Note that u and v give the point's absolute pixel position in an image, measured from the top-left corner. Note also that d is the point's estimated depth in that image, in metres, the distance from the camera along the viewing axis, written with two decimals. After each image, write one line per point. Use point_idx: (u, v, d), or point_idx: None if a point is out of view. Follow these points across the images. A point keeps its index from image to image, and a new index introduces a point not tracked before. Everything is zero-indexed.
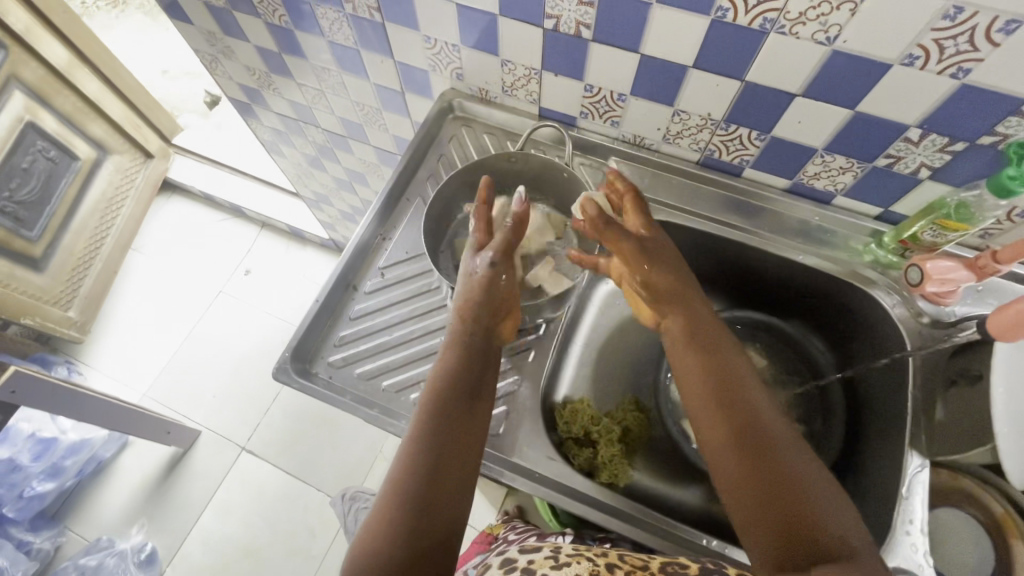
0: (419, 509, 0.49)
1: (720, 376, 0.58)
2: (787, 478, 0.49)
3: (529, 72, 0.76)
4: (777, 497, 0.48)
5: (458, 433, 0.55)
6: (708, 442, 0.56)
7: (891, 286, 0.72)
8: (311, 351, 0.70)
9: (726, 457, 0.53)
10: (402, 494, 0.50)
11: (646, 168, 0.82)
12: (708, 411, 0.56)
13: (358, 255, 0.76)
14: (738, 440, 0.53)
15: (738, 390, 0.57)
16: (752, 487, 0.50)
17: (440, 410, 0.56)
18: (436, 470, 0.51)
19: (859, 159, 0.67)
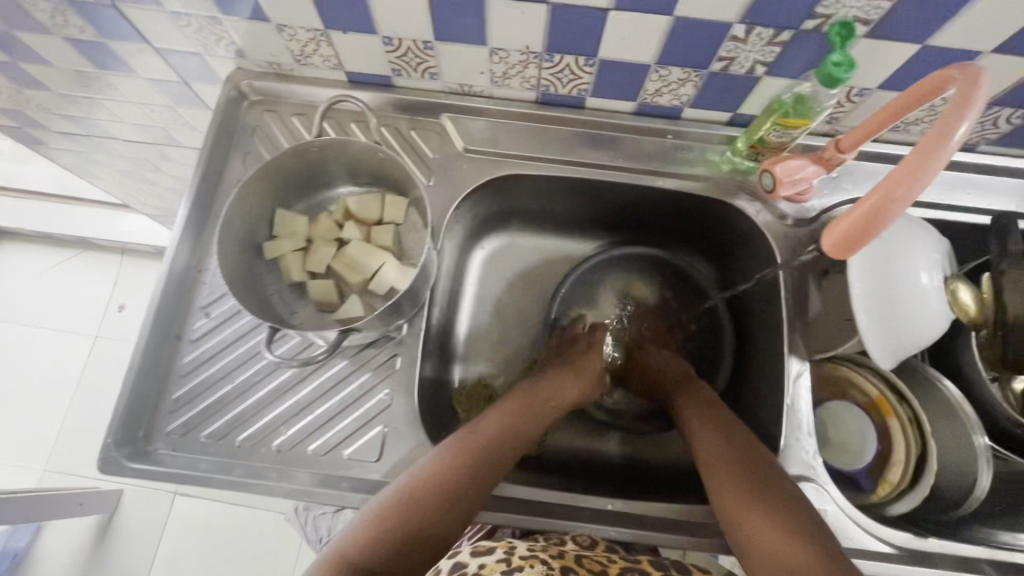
0: (426, 519, 0.53)
1: (731, 436, 0.61)
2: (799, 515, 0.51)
3: (313, 34, 0.63)
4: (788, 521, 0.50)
5: (494, 468, 0.58)
6: (723, 489, 0.55)
7: (752, 192, 0.70)
8: (143, 426, 0.60)
9: (738, 494, 0.54)
10: (427, 485, 0.55)
11: (484, 118, 0.72)
12: (728, 456, 0.58)
13: (173, 299, 0.64)
14: (751, 476, 0.55)
15: (745, 444, 0.59)
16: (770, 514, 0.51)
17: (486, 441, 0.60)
18: (465, 484, 0.56)
19: (694, 67, 0.61)
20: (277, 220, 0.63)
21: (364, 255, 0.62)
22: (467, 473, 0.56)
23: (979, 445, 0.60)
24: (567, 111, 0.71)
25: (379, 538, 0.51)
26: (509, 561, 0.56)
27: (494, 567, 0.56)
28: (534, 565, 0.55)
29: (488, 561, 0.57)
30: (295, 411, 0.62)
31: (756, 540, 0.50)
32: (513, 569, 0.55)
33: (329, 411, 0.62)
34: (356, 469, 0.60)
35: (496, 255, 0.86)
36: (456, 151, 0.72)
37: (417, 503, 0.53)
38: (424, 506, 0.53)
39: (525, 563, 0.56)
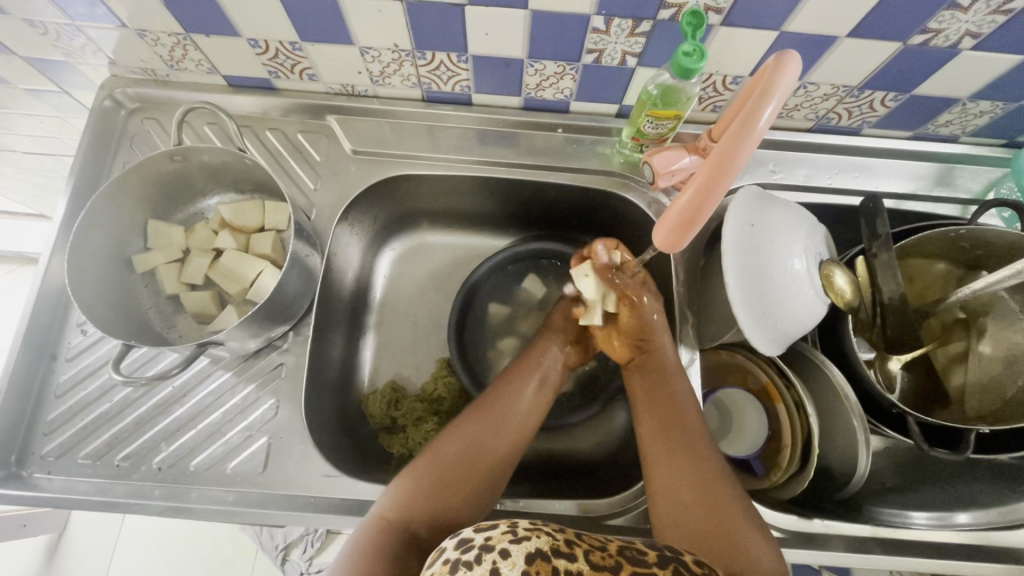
0: (459, 490, 0.54)
1: (677, 423, 0.58)
2: (716, 479, 0.53)
3: (178, 39, 0.61)
4: (697, 484, 0.52)
5: (512, 443, 0.59)
6: (663, 468, 0.55)
7: (644, 183, 0.69)
8: (15, 451, 0.58)
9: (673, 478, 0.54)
10: (450, 460, 0.56)
11: (373, 118, 0.71)
12: (659, 415, 0.59)
13: (47, 318, 0.62)
14: (677, 438, 0.56)
15: (673, 400, 0.60)
16: (687, 476, 0.53)
17: (505, 413, 0.60)
18: (482, 457, 0.57)
19: (566, 61, 0.60)
20: (150, 232, 0.62)
21: (239, 264, 0.61)
22: (493, 450, 0.57)
23: (857, 426, 0.60)
24: (455, 108, 0.71)
25: (414, 502, 0.52)
26: (516, 531, 0.41)
27: (501, 537, 0.40)
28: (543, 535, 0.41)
29: (493, 533, 0.40)
30: (176, 427, 0.60)
31: (666, 506, 0.52)
32: (521, 538, 0.40)
33: (212, 424, 0.60)
34: (239, 482, 0.58)
35: (405, 255, 0.84)
36: (345, 154, 0.70)
37: (461, 462, 0.56)
38: (459, 472, 0.55)
39: (531, 533, 0.41)
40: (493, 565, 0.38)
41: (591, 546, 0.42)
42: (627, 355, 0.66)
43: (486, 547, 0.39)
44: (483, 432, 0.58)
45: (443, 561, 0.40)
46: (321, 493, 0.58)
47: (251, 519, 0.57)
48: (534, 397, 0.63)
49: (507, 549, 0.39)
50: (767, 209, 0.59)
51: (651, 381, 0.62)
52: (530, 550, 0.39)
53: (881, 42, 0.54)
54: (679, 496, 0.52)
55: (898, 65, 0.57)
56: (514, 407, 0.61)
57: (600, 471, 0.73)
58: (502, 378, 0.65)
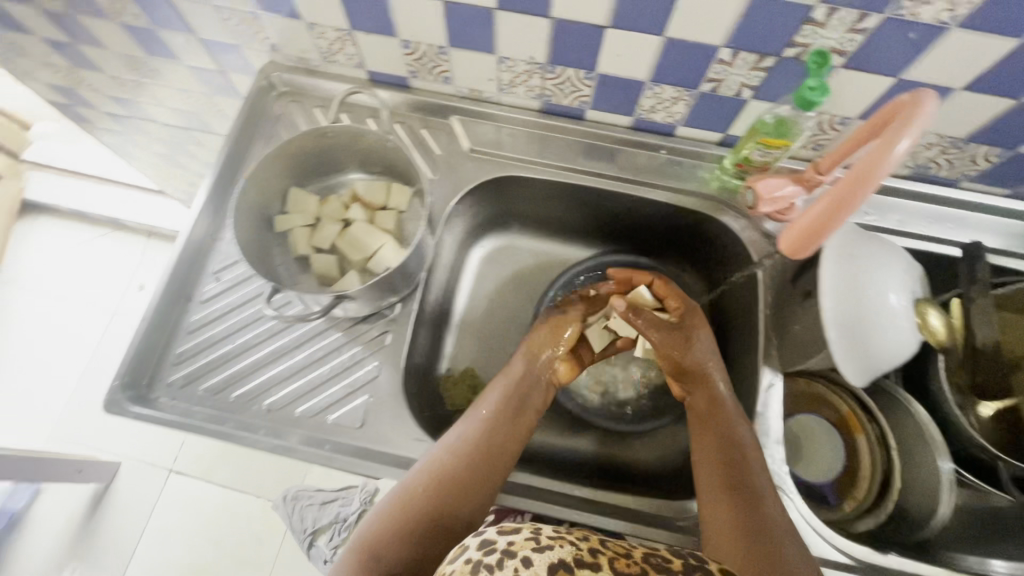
0: (431, 512, 0.55)
1: (730, 457, 0.59)
2: (764, 517, 0.54)
3: (341, 34, 0.69)
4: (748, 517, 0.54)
5: (483, 456, 0.60)
6: (716, 500, 0.57)
7: (739, 209, 0.73)
8: (147, 375, 0.64)
9: (721, 506, 0.56)
10: (415, 492, 0.57)
11: (490, 121, 0.78)
12: (712, 450, 0.61)
13: (188, 263, 0.69)
14: (732, 473, 0.58)
15: (729, 434, 0.62)
16: (738, 510, 0.55)
17: (469, 438, 0.61)
18: (451, 481, 0.57)
19: (685, 87, 0.65)
20: (289, 199, 0.68)
21: (366, 235, 0.67)
22: (468, 459, 0.59)
23: (943, 470, 0.60)
24: (568, 122, 0.76)
25: (387, 536, 0.53)
26: (538, 540, 0.42)
27: (524, 544, 0.41)
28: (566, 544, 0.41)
29: (517, 539, 0.42)
30: (287, 375, 0.65)
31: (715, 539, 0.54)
32: (543, 548, 0.41)
33: (320, 377, 0.65)
34: (338, 433, 0.63)
35: (494, 254, 0.89)
36: (462, 151, 0.77)
37: (428, 488, 0.57)
38: (426, 494, 0.56)
39: (554, 542, 0.42)
40: (514, 572, 0.39)
41: (616, 552, 0.42)
42: (685, 393, 0.70)
43: (507, 552, 0.40)
44: (460, 442, 0.61)
45: (465, 561, 0.41)
46: (412, 454, 0.62)
47: (347, 467, 0.61)
48: (489, 420, 0.64)
49: (529, 557, 0.40)
50: (869, 243, 0.61)
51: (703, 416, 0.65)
52: (551, 561, 0.39)
53: (995, 98, 0.57)
54: (730, 529, 0.53)
55: (1008, 122, 0.59)
56: (452, 441, 0.61)
57: (662, 482, 0.75)
58: (478, 399, 0.67)
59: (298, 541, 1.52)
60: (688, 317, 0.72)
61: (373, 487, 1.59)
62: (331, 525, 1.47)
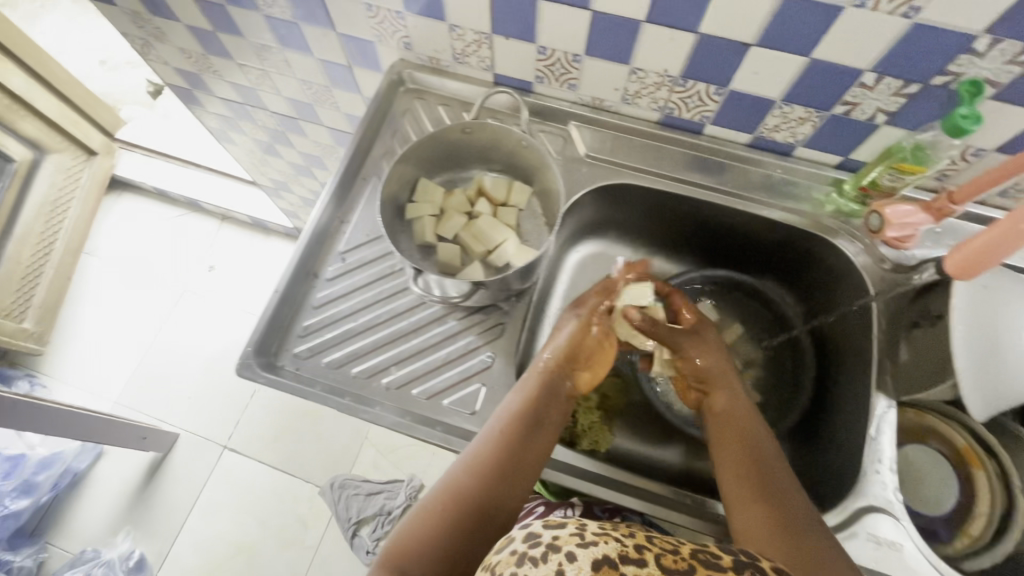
0: (459, 519, 0.53)
1: (754, 462, 0.58)
2: (788, 512, 0.52)
3: (480, 37, 0.72)
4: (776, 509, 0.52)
5: (509, 460, 0.58)
6: (746, 499, 0.55)
7: (853, 233, 0.73)
8: (275, 344, 0.67)
9: (755, 507, 0.53)
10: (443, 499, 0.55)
11: (606, 130, 0.80)
12: (734, 452, 0.60)
13: (316, 242, 0.72)
14: (753, 468, 0.57)
15: (757, 442, 0.61)
16: (758, 504, 0.53)
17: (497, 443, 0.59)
18: (481, 488, 0.55)
19: (817, 108, 0.66)
20: (418, 188, 0.71)
21: (491, 229, 0.69)
22: (500, 445, 0.58)
23: None
24: (684, 135, 0.78)
25: (416, 540, 0.52)
26: (585, 534, 0.36)
27: (570, 540, 0.36)
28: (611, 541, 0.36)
29: (562, 532, 0.37)
30: (405, 355, 0.67)
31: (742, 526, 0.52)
32: (588, 543, 0.35)
33: (436, 361, 0.67)
34: (452, 417, 0.65)
35: (591, 258, 0.91)
36: (578, 156, 0.80)
37: (458, 493, 0.55)
38: (456, 500, 0.54)
39: (600, 538, 0.36)
40: (558, 567, 0.34)
41: (662, 547, 0.36)
42: (698, 400, 0.71)
43: (552, 546, 0.36)
44: (495, 430, 0.60)
45: (510, 552, 0.37)
46: None
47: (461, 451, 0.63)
48: (520, 425, 0.61)
49: (573, 552, 0.35)
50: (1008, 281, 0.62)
51: (723, 423, 0.65)
52: (596, 556, 0.34)
53: None
54: (757, 521, 0.52)
55: None
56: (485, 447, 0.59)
57: None
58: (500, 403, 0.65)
59: (342, 530, 1.54)
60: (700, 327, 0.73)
61: (418, 482, 1.60)
62: (375, 516, 1.52)
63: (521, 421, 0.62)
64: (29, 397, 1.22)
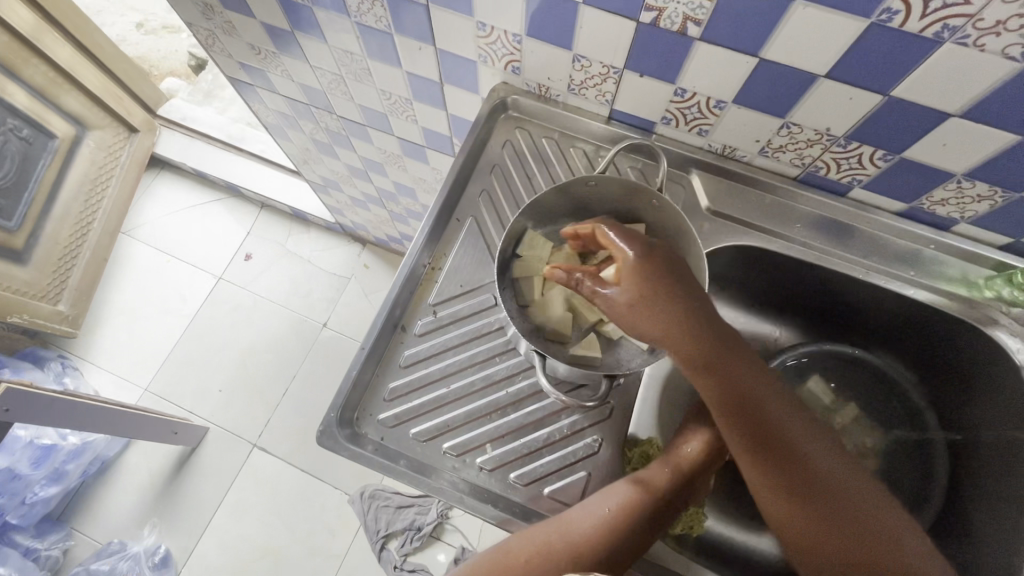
0: None
1: (791, 466, 0.52)
2: (842, 506, 0.51)
3: (606, 71, 0.63)
4: (830, 508, 0.52)
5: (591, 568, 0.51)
6: (796, 512, 0.52)
7: (1016, 327, 0.64)
8: (358, 409, 0.60)
9: (804, 519, 0.52)
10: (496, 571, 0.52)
11: (734, 182, 0.71)
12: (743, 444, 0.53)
13: (405, 291, 0.64)
14: (773, 458, 0.52)
15: (779, 430, 0.53)
16: (811, 514, 0.52)
17: (576, 538, 0.52)
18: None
19: (1006, 187, 0.56)
20: (526, 240, 0.63)
21: None
22: (583, 546, 0.52)
23: None
24: (823, 196, 0.68)
25: None
26: None
27: None
28: None
29: None
30: (503, 432, 0.60)
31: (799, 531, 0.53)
32: None
33: (538, 441, 0.60)
34: (554, 509, 0.58)
35: None
36: (699, 209, 0.71)
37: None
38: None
39: None
40: None
41: None
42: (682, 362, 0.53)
43: None
44: (585, 527, 0.53)
45: None
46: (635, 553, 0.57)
47: None
48: (613, 536, 0.53)
49: None
50: None
51: (732, 412, 0.53)
52: None
53: None
54: (805, 526, 0.52)
55: None
56: (562, 535, 0.52)
57: None
58: (605, 488, 0.56)
59: (370, 542, 1.51)
60: (651, 262, 0.52)
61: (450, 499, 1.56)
62: (405, 530, 1.50)
63: (621, 531, 0.53)
64: (66, 394, 1.18)
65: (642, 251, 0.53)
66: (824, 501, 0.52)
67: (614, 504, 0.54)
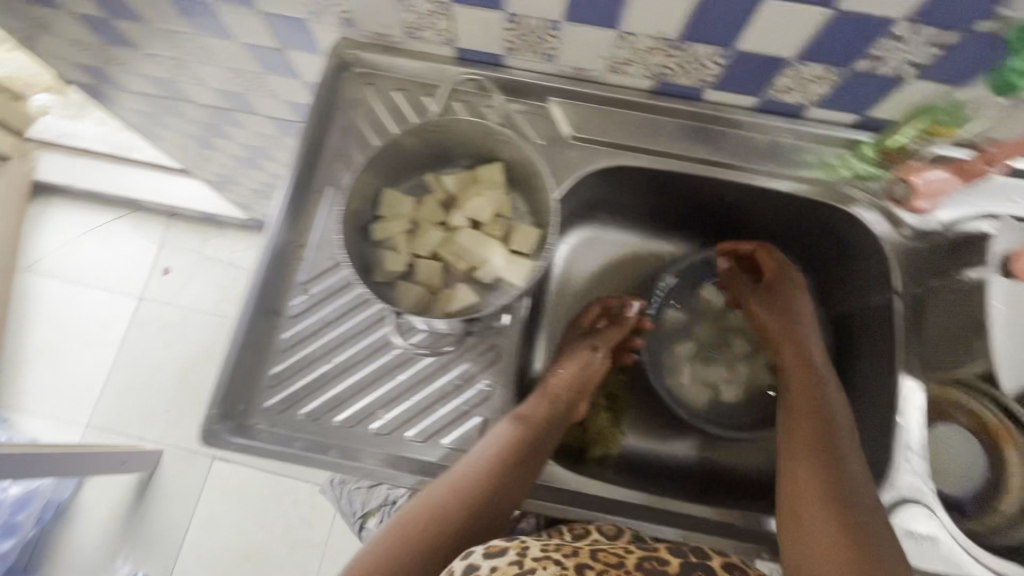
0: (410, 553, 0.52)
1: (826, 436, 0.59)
2: (849, 491, 0.55)
3: (434, 8, 0.60)
4: (829, 498, 0.54)
5: (488, 506, 0.54)
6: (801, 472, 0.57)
7: (872, 200, 0.66)
8: (242, 401, 0.59)
9: (805, 477, 0.56)
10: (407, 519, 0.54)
11: (593, 105, 0.69)
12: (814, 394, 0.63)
13: (270, 274, 0.62)
14: (819, 445, 0.58)
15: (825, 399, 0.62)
16: (833, 475, 0.56)
17: (473, 476, 0.55)
18: (445, 522, 0.53)
19: (836, 65, 0.57)
20: (383, 201, 0.61)
21: (475, 244, 0.60)
22: (480, 481, 0.54)
23: None
24: (679, 104, 0.68)
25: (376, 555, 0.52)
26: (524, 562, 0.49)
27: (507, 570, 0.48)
28: (550, 567, 0.49)
29: (501, 564, 0.49)
30: (394, 395, 0.60)
31: (804, 530, 0.53)
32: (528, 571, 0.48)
33: (429, 398, 0.60)
34: (455, 459, 0.59)
35: (582, 246, 0.83)
36: (562, 137, 0.70)
37: (418, 526, 0.53)
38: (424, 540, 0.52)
39: (537, 564, 0.49)
40: None
41: (606, 563, 0.52)
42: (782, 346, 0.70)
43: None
44: (478, 463, 0.55)
45: None
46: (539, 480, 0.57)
47: None
48: (506, 469, 0.55)
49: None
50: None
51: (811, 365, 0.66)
52: None
53: None
54: (803, 513, 0.55)
55: None
56: (460, 473, 0.55)
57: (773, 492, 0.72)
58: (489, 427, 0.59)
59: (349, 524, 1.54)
60: (774, 255, 0.73)
61: None
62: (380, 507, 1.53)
63: (512, 465, 0.55)
64: None
65: (781, 265, 0.73)
66: (842, 472, 0.56)
67: (500, 437, 0.57)
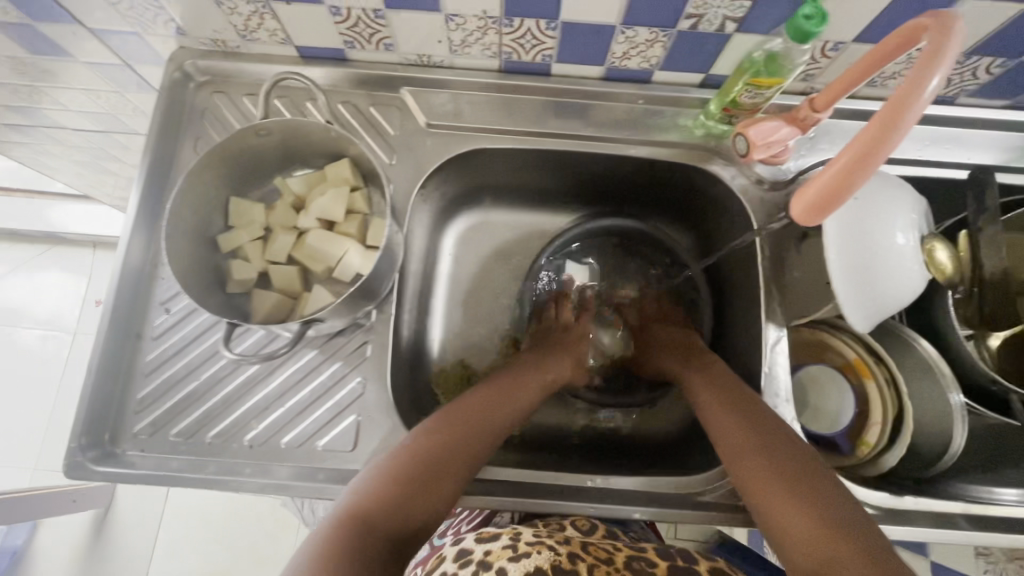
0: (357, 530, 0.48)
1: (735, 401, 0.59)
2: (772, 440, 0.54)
3: (256, 8, 0.59)
4: (759, 452, 0.53)
5: (429, 486, 0.53)
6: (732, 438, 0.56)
7: (728, 157, 0.67)
8: (109, 429, 0.58)
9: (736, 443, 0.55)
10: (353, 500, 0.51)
11: (447, 90, 0.69)
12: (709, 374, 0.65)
13: (127, 298, 0.61)
14: (733, 404, 0.59)
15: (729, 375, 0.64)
16: (754, 431, 0.55)
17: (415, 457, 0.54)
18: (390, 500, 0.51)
19: (660, 26, 0.57)
20: (232, 210, 0.61)
21: (326, 243, 0.59)
22: (420, 459, 0.54)
23: (954, 402, 0.60)
24: (532, 81, 0.68)
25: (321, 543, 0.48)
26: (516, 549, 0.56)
27: (502, 555, 0.56)
28: (544, 553, 0.56)
29: (494, 548, 0.57)
30: (265, 404, 0.60)
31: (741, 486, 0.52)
32: (520, 557, 0.55)
33: (301, 402, 0.60)
34: (331, 460, 0.58)
35: (469, 233, 0.83)
36: (420, 127, 0.69)
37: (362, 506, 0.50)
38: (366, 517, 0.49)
39: (532, 550, 0.57)
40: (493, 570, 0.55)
41: (596, 558, 0.58)
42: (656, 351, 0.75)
43: (486, 562, 0.56)
44: (416, 448, 0.55)
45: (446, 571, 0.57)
46: None
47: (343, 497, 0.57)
48: (444, 448, 0.55)
49: (505, 565, 0.55)
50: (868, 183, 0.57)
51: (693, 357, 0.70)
52: (529, 568, 0.54)
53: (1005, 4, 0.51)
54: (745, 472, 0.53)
55: (1017, 29, 0.53)
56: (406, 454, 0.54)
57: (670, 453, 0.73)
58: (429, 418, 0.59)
59: None
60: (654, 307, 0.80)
61: None
62: None
63: (446, 448, 0.56)
64: None
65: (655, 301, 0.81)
66: (758, 428, 0.55)
67: (437, 424, 0.57)
